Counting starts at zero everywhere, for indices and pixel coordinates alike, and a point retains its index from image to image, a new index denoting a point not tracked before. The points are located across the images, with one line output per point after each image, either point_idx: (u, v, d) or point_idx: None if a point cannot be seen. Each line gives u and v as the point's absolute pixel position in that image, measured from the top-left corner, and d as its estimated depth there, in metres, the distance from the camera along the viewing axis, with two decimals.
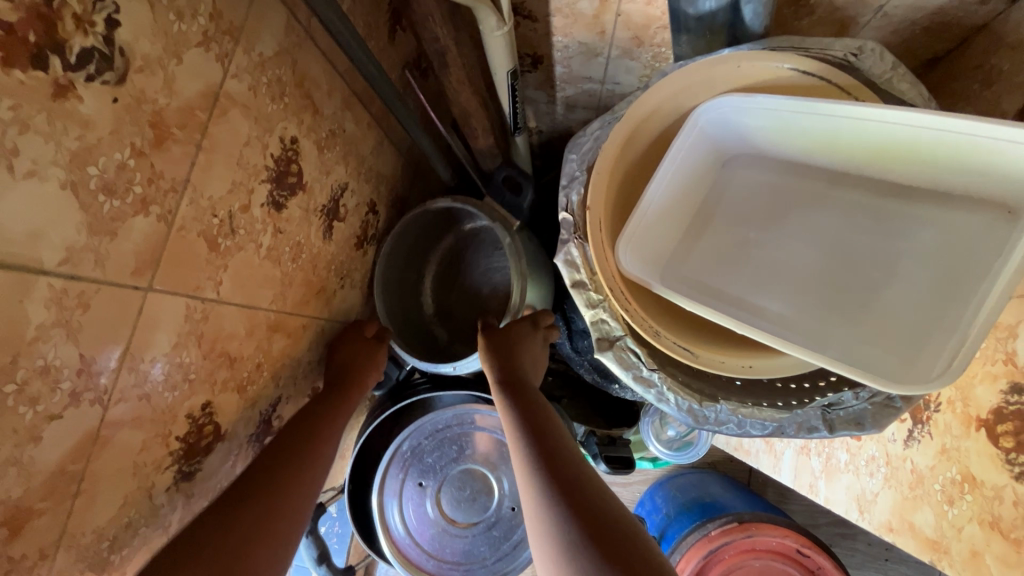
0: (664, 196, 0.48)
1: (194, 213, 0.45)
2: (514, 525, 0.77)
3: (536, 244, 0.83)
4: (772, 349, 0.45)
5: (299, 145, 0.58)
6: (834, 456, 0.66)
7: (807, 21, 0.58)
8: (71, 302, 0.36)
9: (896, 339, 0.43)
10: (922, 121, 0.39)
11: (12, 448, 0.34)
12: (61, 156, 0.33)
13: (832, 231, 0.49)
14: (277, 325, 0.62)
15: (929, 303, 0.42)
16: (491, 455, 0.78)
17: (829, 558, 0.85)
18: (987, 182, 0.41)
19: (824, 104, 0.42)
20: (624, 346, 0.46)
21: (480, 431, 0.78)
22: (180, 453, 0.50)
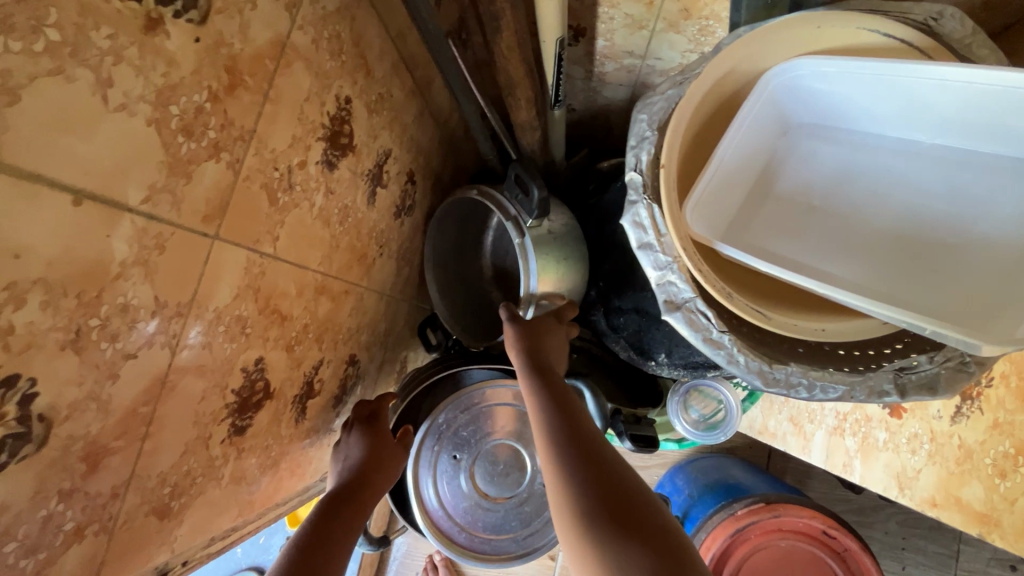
0: (730, 160, 0.50)
1: (258, 164, 0.45)
2: (545, 502, 0.78)
3: (575, 225, 0.82)
4: (842, 313, 0.47)
5: (352, 105, 0.58)
6: (872, 436, 0.66)
7: None
8: (150, 242, 0.36)
9: (967, 302, 0.44)
10: (1005, 85, 0.40)
11: (93, 383, 0.34)
12: (148, 91, 0.33)
13: (899, 199, 0.49)
14: (323, 288, 0.62)
15: (999, 272, 0.44)
16: (525, 431, 0.79)
17: (855, 540, 0.86)
18: None
19: (905, 67, 0.43)
20: (693, 307, 0.46)
21: (515, 408, 0.78)
22: (234, 407, 0.51)
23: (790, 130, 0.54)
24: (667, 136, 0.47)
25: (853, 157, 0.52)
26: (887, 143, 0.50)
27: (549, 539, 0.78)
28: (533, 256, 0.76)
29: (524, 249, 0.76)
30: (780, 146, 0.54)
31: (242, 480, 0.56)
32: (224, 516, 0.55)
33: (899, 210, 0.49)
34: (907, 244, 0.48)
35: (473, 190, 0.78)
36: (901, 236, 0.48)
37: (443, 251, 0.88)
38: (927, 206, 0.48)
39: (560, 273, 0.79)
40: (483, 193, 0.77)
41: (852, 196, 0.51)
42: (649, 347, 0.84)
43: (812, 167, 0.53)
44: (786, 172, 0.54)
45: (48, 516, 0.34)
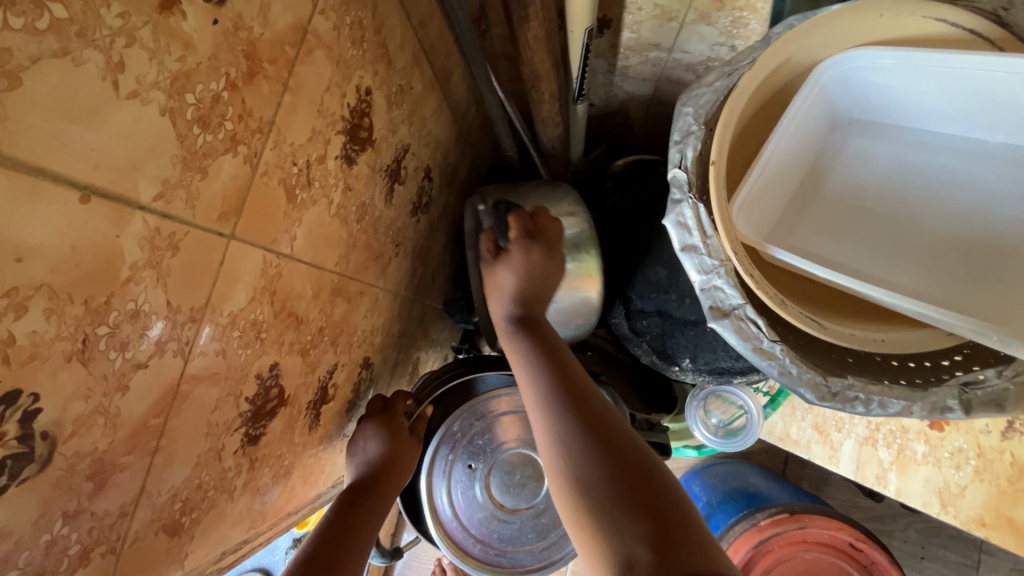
0: (780, 157, 0.47)
1: (276, 158, 0.42)
2: None
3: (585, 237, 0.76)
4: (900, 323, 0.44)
5: (372, 97, 0.54)
6: (909, 448, 0.65)
7: None
8: (162, 243, 0.33)
9: None
10: None
11: (101, 397, 0.32)
12: (162, 77, 0.30)
13: (960, 201, 0.46)
14: (339, 289, 0.59)
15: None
16: None
17: (884, 554, 0.83)
18: None
19: (978, 60, 0.40)
20: (742, 315, 0.44)
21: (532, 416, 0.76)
22: (248, 416, 0.48)
23: (838, 127, 0.51)
24: (717, 130, 0.45)
25: (908, 157, 0.49)
26: (944, 142, 0.48)
27: (565, 553, 0.75)
28: None
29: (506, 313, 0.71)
30: (827, 145, 0.51)
31: (256, 491, 0.53)
32: (236, 529, 0.52)
33: (960, 215, 0.46)
34: (969, 250, 0.45)
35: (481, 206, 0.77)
36: (963, 242, 0.45)
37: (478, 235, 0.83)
38: (990, 211, 0.45)
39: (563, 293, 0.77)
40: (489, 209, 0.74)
41: (907, 198, 0.48)
42: (673, 353, 0.81)
43: (861, 169, 0.50)
44: (834, 173, 0.51)
45: (52, 540, 0.31)
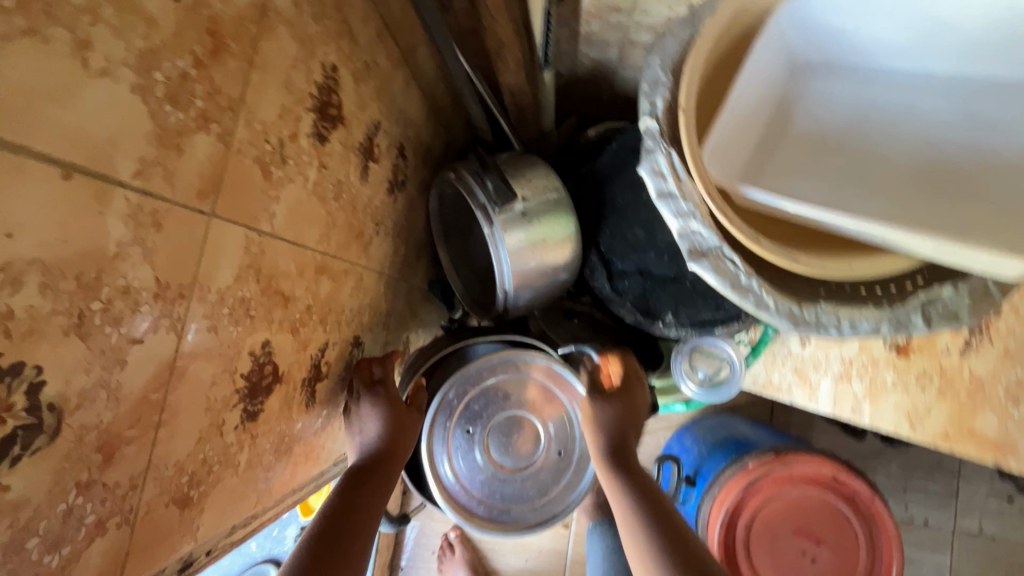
0: (745, 102, 0.50)
1: (249, 136, 0.43)
2: (562, 468, 0.79)
3: (556, 196, 0.82)
4: (867, 250, 0.47)
5: (338, 74, 0.55)
6: (879, 378, 0.70)
7: None
8: (145, 220, 0.34)
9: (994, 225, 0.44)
10: None
11: (101, 370, 0.33)
12: (129, 55, 0.31)
13: (918, 131, 0.49)
14: (323, 267, 0.60)
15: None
16: (537, 400, 0.79)
17: (863, 482, 0.88)
18: None
19: None
20: (719, 254, 0.47)
21: (525, 378, 0.78)
22: (245, 392, 0.50)
23: (799, 72, 0.54)
24: (684, 78, 0.47)
25: (866, 95, 0.52)
26: (896, 77, 0.51)
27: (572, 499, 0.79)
28: (501, 244, 0.79)
29: (494, 237, 0.79)
30: (791, 89, 0.54)
31: (259, 465, 0.55)
32: (244, 503, 0.54)
33: (919, 143, 0.49)
34: (928, 177, 0.48)
35: (449, 174, 0.82)
36: (924, 168, 0.48)
37: (450, 218, 0.92)
38: (945, 137, 0.48)
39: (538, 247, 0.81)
40: (457, 177, 0.82)
41: (868, 133, 0.51)
42: (656, 309, 0.84)
43: (823, 110, 0.53)
44: (799, 117, 0.53)
45: (68, 509, 0.33)
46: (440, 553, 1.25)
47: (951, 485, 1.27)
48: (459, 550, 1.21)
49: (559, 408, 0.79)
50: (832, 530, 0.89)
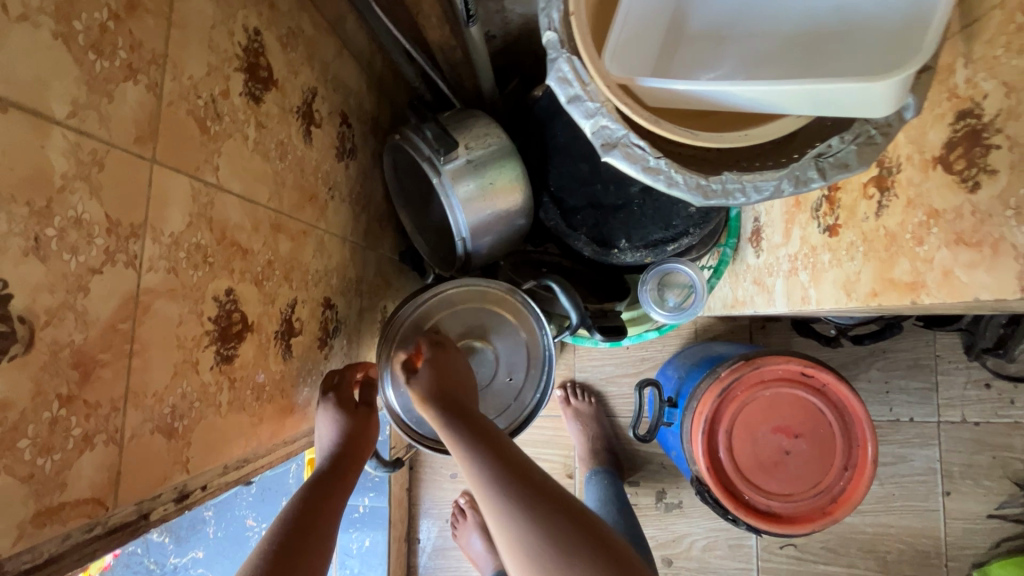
0: (637, 5, 0.54)
1: (179, 90, 0.47)
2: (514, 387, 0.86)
3: (500, 143, 0.85)
4: (763, 119, 0.51)
5: (262, 38, 0.59)
6: (820, 261, 0.73)
7: None
8: (87, 158, 0.38)
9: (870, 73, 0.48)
10: None
11: (64, 294, 0.37)
12: (46, 4, 0.35)
13: (797, 4, 0.53)
14: (279, 225, 0.64)
15: (893, 34, 0.47)
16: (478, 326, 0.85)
17: (831, 373, 0.92)
18: None
19: None
20: (627, 142, 0.52)
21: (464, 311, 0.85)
22: (215, 335, 0.54)
23: None
24: None
25: None
26: None
27: (540, 398, 0.86)
28: (451, 191, 0.83)
29: (443, 187, 0.83)
30: None
31: (244, 409, 0.59)
32: (233, 444, 0.58)
33: (801, 13, 0.52)
34: (811, 43, 0.51)
35: (395, 137, 0.86)
36: (806, 35, 0.52)
37: (405, 182, 0.95)
38: (821, 3, 0.51)
39: (486, 192, 0.85)
40: (401, 137, 0.86)
41: (755, 16, 0.54)
42: (611, 238, 0.91)
43: (715, 1, 0.56)
44: (692, 14, 0.57)
45: (53, 419, 0.37)
46: (452, 520, 1.29)
47: (931, 380, 1.32)
48: (471, 514, 1.24)
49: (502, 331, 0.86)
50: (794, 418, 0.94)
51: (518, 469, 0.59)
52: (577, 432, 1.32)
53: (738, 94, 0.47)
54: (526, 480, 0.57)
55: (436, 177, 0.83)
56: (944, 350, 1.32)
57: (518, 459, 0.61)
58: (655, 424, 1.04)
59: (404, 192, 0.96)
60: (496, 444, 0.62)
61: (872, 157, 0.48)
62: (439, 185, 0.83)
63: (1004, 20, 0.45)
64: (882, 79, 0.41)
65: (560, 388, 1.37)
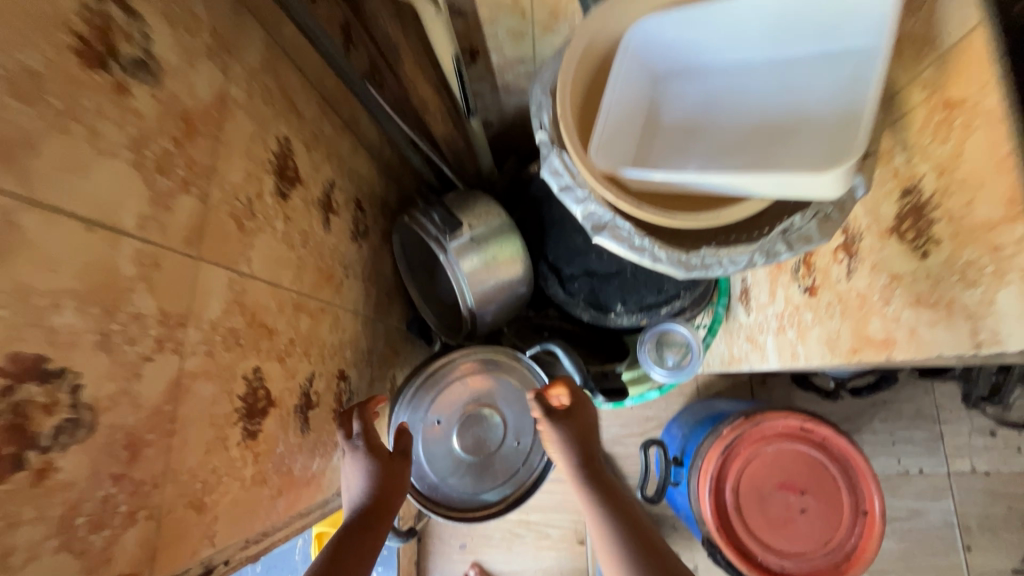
0: (617, 105, 0.62)
1: (222, 196, 0.54)
2: (522, 454, 0.88)
3: (501, 219, 0.92)
4: (733, 199, 0.57)
5: (290, 144, 0.68)
6: (804, 320, 0.78)
7: None
8: (147, 262, 0.44)
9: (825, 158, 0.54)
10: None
11: (122, 381, 0.42)
12: (126, 140, 0.43)
13: (756, 102, 0.60)
14: (300, 306, 0.70)
15: (835, 131, 0.54)
16: (488, 395, 0.88)
17: (829, 426, 0.94)
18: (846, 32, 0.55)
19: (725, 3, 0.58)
20: (614, 224, 0.60)
21: (476, 380, 0.88)
22: (243, 412, 0.58)
23: (660, 79, 0.65)
24: (558, 98, 0.62)
25: (713, 85, 0.63)
26: (732, 66, 0.62)
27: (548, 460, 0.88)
28: (457, 266, 0.89)
29: (450, 262, 0.90)
30: (656, 92, 0.65)
31: (264, 483, 0.62)
32: (255, 517, 0.60)
33: (761, 109, 0.59)
34: (772, 135, 0.58)
35: (404, 218, 0.94)
36: (768, 128, 0.58)
37: (413, 258, 1.02)
38: (778, 102, 0.59)
39: (488, 265, 0.91)
40: (410, 218, 0.94)
41: (722, 112, 0.61)
42: (607, 302, 0.96)
43: (685, 99, 0.63)
44: (666, 111, 0.64)
45: (105, 496, 0.41)
46: None
47: (935, 430, 1.34)
48: None
49: (511, 399, 0.88)
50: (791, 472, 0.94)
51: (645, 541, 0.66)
52: None
53: (709, 182, 0.54)
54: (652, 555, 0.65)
55: (443, 254, 0.90)
56: (944, 399, 1.34)
57: (644, 525, 0.69)
58: (663, 484, 1.05)
59: (412, 266, 1.03)
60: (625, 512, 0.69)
61: (831, 233, 0.56)
62: (447, 261, 0.89)
63: (926, 114, 0.53)
64: (829, 172, 0.49)
65: None
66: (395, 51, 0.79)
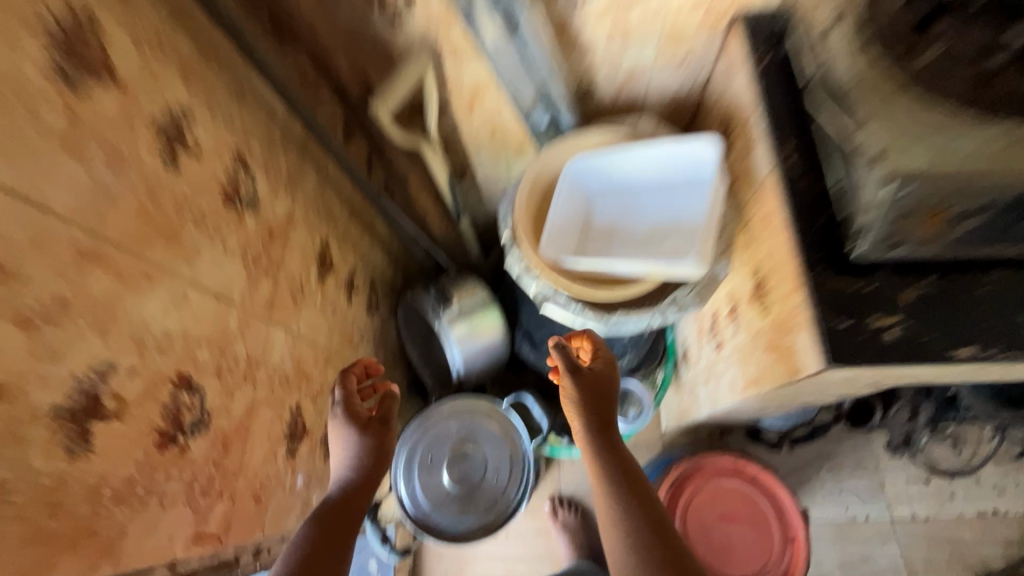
0: (560, 216, 0.89)
1: (285, 280, 0.80)
2: (500, 486, 1.06)
3: (484, 294, 1.18)
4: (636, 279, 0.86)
5: (329, 243, 0.95)
6: (717, 370, 1.02)
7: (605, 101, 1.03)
8: (243, 322, 0.69)
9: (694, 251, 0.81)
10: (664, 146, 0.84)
11: (224, 398, 0.64)
12: (240, 247, 0.69)
13: (654, 214, 0.88)
14: (328, 360, 0.93)
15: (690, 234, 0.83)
16: (471, 436, 1.08)
17: (758, 464, 1.13)
18: (703, 169, 0.84)
19: (628, 149, 0.87)
20: (555, 297, 0.87)
21: (462, 423, 1.09)
22: (286, 435, 0.79)
23: (590, 194, 0.92)
24: (516, 212, 0.89)
25: (626, 199, 0.91)
26: (638, 187, 0.90)
27: (522, 493, 1.05)
28: (448, 331, 1.14)
29: (443, 328, 1.15)
30: (588, 204, 0.92)
31: (295, 494, 0.82)
32: (287, 519, 0.79)
33: (655, 218, 0.88)
34: (663, 237, 0.86)
35: (408, 296, 1.20)
36: (661, 232, 0.86)
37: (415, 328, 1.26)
38: (667, 214, 0.87)
39: (474, 330, 1.15)
40: (413, 295, 1.19)
41: (632, 220, 0.89)
42: None
43: (608, 210, 0.91)
44: (596, 219, 0.91)
45: (207, 474, 0.62)
46: None
47: (877, 479, 1.48)
48: None
49: (490, 440, 1.08)
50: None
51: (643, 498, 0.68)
52: (566, 545, 1.44)
53: (617, 267, 0.82)
54: (645, 509, 0.68)
55: (438, 322, 1.14)
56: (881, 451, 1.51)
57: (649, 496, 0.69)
58: None
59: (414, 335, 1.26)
60: (628, 472, 0.70)
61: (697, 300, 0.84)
62: (441, 327, 1.15)
63: (757, 223, 0.80)
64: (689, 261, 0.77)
65: (548, 502, 1.51)
66: (402, 176, 1.07)
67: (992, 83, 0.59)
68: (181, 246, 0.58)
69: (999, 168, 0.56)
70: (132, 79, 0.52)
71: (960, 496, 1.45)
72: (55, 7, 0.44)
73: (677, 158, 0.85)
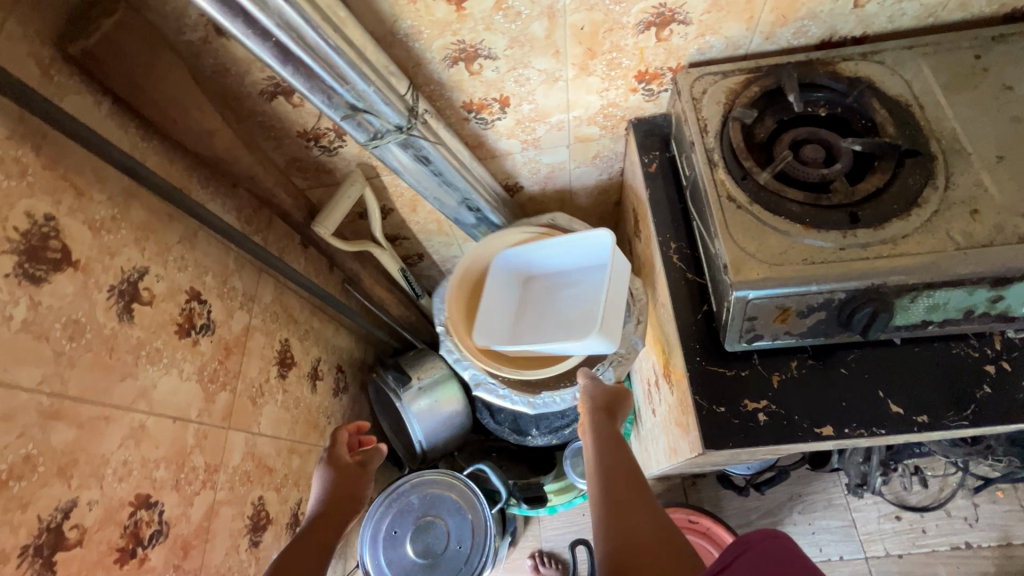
0: (493, 303, 1.00)
1: (243, 386, 0.90)
2: (462, 554, 1.12)
3: (442, 368, 1.27)
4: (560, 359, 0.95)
5: (289, 342, 1.05)
6: (653, 435, 1.09)
7: (535, 192, 1.14)
8: (202, 435, 0.79)
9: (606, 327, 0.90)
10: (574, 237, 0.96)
11: (183, 506, 0.74)
12: (197, 368, 0.80)
13: (576, 297, 0.99)
14: (292, 449, 1.02)
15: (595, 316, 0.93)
16: (433, 508, 1.15)
17: (708, 517, 1.20)
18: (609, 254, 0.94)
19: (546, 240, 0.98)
20: (487, 383, 0.95)
21: (424, 496, 1.16)
22: (249, 527, 0.88)
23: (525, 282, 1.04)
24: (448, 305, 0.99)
25: (554, 285, 1.02)
26: (563, 273, 1.02)
27: (484, 560, 1.11)
28: (408, 407, 1.22)
29: (404, 405, 1.22)
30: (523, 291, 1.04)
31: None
32: None
33: (577, 300, 0.98)
34: (583, 316, 0.95)
35: (373, 376, 1.28)
36: (582, 312, 0.96)
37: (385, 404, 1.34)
38: (586, 296, 0.97)
39: (433, 403, 1.24)
40: (377, 375, 1.28)
41: (558, 303, 1.00)
42: (525, 427, 1.28)
43: (539, 295, 1.03)
44: (529, 302, 1.03)
45: None
46: None
47: (848, 517, 1.50)
48: None
49: (451, 509, 1.15)
50: (759, 544, 0.50)
51: (634, 487, 0.65)
52: None
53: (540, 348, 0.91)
54: (632, 487, 0.65)
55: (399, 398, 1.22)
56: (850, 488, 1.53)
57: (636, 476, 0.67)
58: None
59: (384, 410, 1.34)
60: (622, 455, 0.70)
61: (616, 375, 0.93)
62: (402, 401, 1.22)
63: (661, 303, 0.88)
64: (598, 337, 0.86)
65: (530, 557, 1.56)
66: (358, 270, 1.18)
67: (831, 188, 0.71)
68: (139, 383, 0.69)
69: (828, 273, 0.65)
70: (90, 258, 0.64)
71: (932, 532, 1.45)
72: (23, 224, 0.57)
73: (587, 246, 0.97)
